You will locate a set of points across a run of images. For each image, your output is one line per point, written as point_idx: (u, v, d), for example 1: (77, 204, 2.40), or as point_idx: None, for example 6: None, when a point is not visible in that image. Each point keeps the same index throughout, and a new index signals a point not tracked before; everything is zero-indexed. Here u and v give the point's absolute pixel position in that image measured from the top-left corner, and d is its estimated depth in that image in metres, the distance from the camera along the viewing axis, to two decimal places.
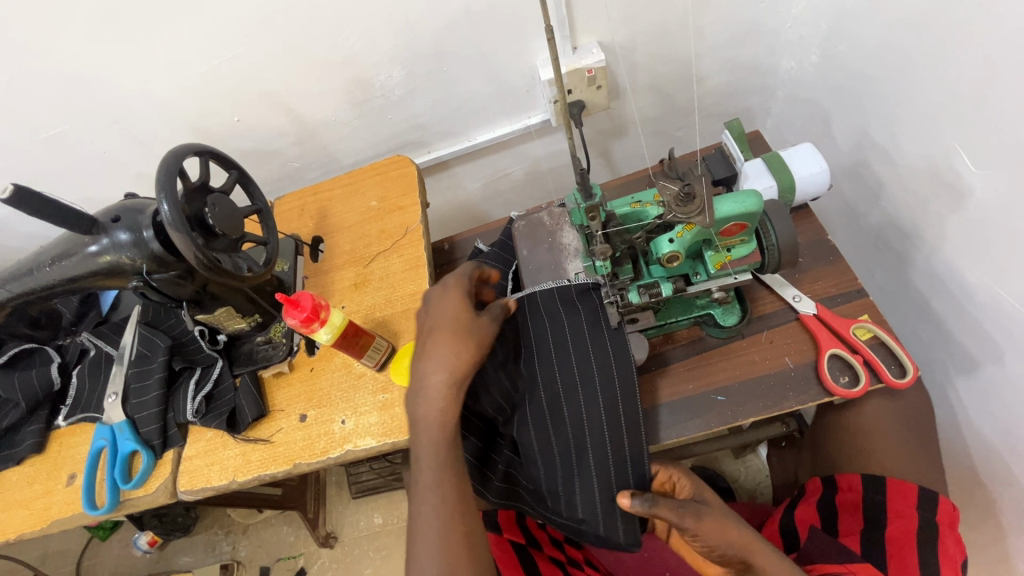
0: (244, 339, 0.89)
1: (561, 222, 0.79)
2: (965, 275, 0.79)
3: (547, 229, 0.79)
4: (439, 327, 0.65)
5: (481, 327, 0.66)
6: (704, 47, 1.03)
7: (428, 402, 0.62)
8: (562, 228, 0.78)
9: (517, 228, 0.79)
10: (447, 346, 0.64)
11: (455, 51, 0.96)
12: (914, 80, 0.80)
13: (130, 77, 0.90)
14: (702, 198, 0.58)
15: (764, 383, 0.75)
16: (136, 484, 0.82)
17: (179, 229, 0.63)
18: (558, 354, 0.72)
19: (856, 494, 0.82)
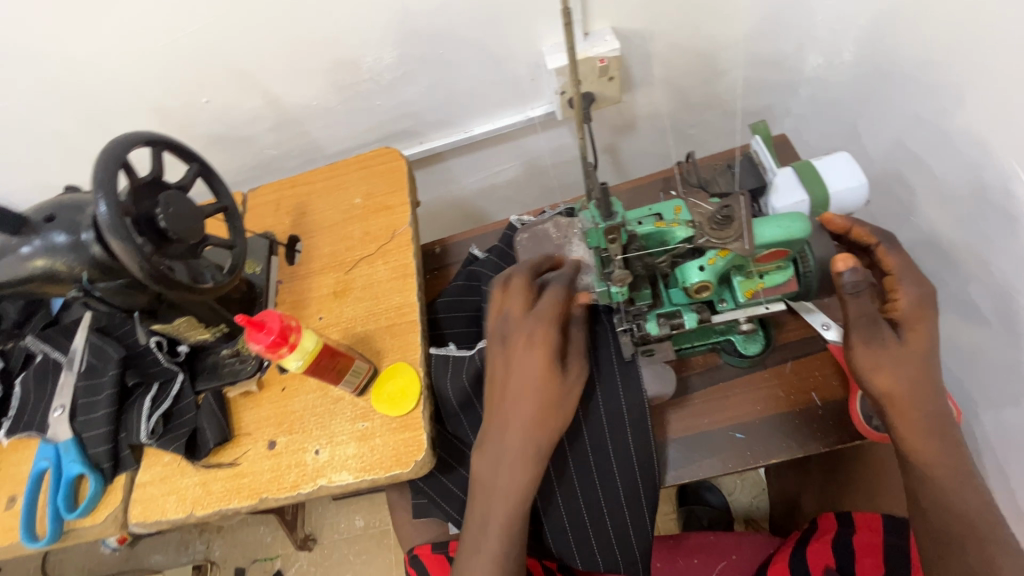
0: (208, 350, 0.79)
1: (569, 236, 0.72)
2: (1007, 306, 0.72)
3: (554, 243, 0.73)
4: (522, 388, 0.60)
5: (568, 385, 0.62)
6: (728, 37, 0.94)
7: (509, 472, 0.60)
8: (571, 243, 0.71)
9: (518, 240, 0.74)
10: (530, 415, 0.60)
11: (452, 32, 0.85)
12: (966, 85, 0.71)
13: (78, 47, 0.79)
14: (741, 221, 0.50)
15: (786, 422, 0.68)
16: (82, 513, 0.73)
17: (118, 235, 0.53)
18: None
19: (877, 535, 0.75)
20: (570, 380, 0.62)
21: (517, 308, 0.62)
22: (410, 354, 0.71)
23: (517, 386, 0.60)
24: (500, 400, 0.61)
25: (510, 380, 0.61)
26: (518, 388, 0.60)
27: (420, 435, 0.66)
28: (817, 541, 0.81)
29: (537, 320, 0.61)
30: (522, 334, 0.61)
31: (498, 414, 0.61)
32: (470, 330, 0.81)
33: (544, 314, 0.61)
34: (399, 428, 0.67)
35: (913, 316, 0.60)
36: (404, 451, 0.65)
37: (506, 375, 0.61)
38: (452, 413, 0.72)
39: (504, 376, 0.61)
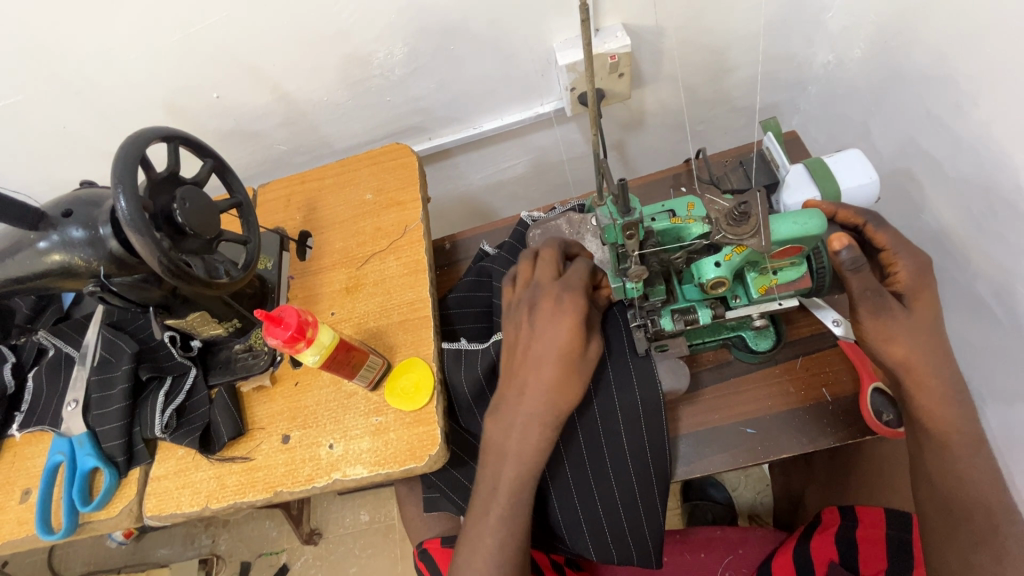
0: (221, 345, 0.81)
1: (581, 232, 0.75)
2: (1016, 303, 0.72)
3: (566, 238, 0.75)
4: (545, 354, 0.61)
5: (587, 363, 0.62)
6: (738, 34, 0.94)
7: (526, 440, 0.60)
8: (584, 237, 0.74)
9: (532, 234, 0.76)
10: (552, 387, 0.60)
11: (463, 28, 0.86)
12: (978, 83, 0.71)
13: (90, 42, 0.79)
14: (758, 217, 0.49)
15: (796, 417, 0.68)
16: (97, 507, 0.73)
17: (139, 231, 0.53)
18: None
19: (880, 529, 0.77)
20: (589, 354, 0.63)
21: (544, 278, 0.66)
22: (422, 349, 0.72)
23: (542, 351, 0.61)
24: (524, 367, 0.62)
25: (534, 346, 0.62)
26: (544, 353, 0.61)
27: (434, 430, 0.66)
28: (820, 534, 0.81)
29: (564, 288, 0.64)
30: (550, 297, 0.63)
31: (521, 379, 0.61)
32: (481, 325, 0.81)
33: (570, 283, 0.65)
34: (413, 422, 0.67)
35: (916, 286, 0.61)
36: (418, 445, 0.66)
37: (531, 340, 0.62)
38: (464, 407, 0.73)
39: (529, 343, 0.63)
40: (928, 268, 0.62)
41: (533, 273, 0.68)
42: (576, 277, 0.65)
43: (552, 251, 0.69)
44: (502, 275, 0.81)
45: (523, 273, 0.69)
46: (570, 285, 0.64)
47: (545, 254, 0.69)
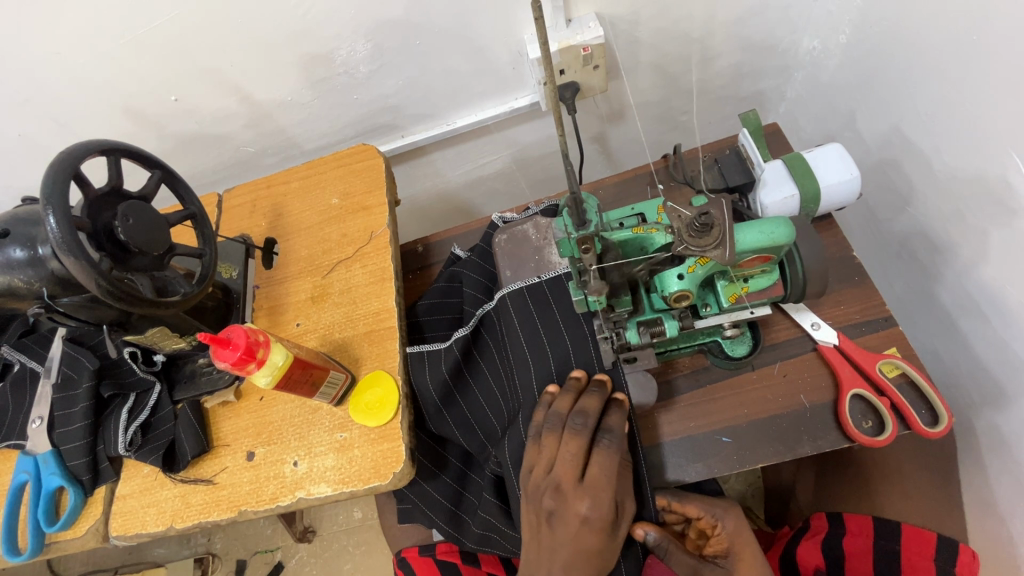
0: (186, 358, 0.77)
1: (547, 238, 0.72)
2: (1004, 301, 0.69)
3: (532, 245, 0.73)
4: (558, 503, 0.61)
5: (600, 471, 0.60)
6: (719, 21, 0.89)
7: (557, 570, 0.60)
8: (549, 246, 0.72)
9: (495, 241, 0.73)
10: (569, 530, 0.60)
11: (429, 23, 0.82)
12: (963, 72, 0.68)
13: (36, 47, 0.75)
14: (721, 227, 0.47)
15: (776, 424, 0.66)
16: (63, 527, 0.72)
17: (71, 253, 0.51)
18: (535, 356, 0.69)
19: (868, 538, 0.76)
20: (618, 535, 0.61)
21: (567, 480, 0.60)
22: (388, 362, 0.69)
23: (568, 555, 0.60)
24: (550, 557, 0.61)
25: (560, 549, 0.60)
26: (570, 556, 0.60)
27: (399, 446, 0.64)
28: (807, 540, 0.81)
29: (591, 500, 0.59)
30: (575, 515, 0.59)
31: (545, 564, 0.61)
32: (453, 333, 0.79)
33: (597, 493, 0.59)
34: (378, 439, 0.66)
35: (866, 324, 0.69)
36: (383, 463, 0.64)
37: (557, 543, 0.60)
38: (432, 411, 0.71)
39: (553, 543, 0.61)
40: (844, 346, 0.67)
41: (555, 458, 0.62)
42: (603, 481, 0.60)
43: (580, 436, 0.61)
44: (471, 282, 0.79)
45: (565, 406, 0.64)
46: (597, 500, 0.59)
47: (571, 437, 0.61)
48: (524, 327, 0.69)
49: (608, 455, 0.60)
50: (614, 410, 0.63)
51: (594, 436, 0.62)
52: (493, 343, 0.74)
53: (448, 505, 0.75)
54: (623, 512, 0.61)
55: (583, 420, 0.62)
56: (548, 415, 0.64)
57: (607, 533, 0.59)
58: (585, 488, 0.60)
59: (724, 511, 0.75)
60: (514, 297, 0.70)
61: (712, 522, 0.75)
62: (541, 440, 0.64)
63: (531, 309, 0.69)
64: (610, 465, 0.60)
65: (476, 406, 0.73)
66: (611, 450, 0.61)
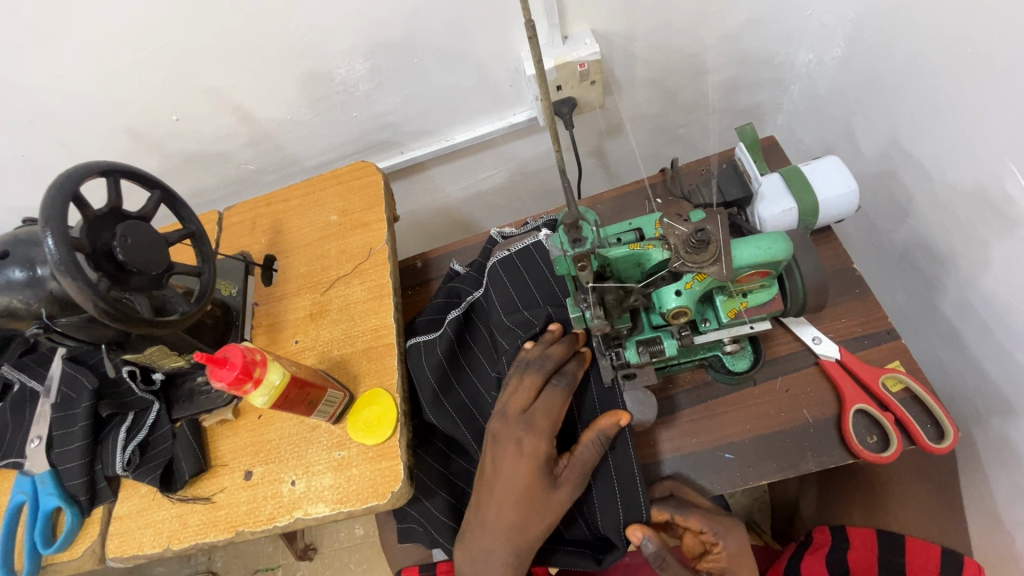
0: (186, 376, 0.77)
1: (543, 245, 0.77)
2: (1009, 313, 0.68)
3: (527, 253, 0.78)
4: (497, 436, 0.62)
5: (546, 406, 0.62)
6: (714, 36, 0.90)
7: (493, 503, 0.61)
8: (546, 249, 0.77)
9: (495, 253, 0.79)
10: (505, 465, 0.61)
11: (426, 41, 0.83)
12: (960, 83, 0.68)
13: (39, 70, 0.76)
14: (718, 243, 0.47)
15: (778, 441, 0.65)
16: (59, 549, 0.71)
17: (69, 273, 0.51)
18: (518, 322, 0.73)
19: (872, 553, 0.74)
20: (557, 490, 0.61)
21: (514, 407, 0.63)
22: (387, 379, 0.69)
23: (504, 488, 0.60)
24: (488, 497, 0.62)
25: (497, 482, 0.61)
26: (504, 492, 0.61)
27: (397, 465, 0.64)
28: (811, 555, 0.79)
29: (528, 428, 0.61)
30: (511, 440, 0.61)
31: (483, 511, 0.62)
32: None
33: (535, 424, 0.61)
34: (376, 456, 0.65)
35: (868, 337, 0.69)
36: (381, 482, 0.63)
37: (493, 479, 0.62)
38: (429, 398, 0.70)
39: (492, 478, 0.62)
40: (846, 361, 0.66)
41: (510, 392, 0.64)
42: (543, 412, 0.62)
43: (537, 373, 0.64)
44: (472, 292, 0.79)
45: (535, 351, 0.67)
46: (534, 428, 0.61)
47: (528, 374, 0.64)
48: (499, 293, 0.75)
49: (557, 393, 0.64)
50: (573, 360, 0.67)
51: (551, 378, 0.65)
52: (484, 328, 0.76)
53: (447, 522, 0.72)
54: (567, 471, 0.61)
55: (542, 362, 0.65)
56: (518, 361, 0.67)
57: (542, 469, 0.60)
58: (528, 418, 0.62)
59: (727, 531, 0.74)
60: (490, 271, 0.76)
61: (714, 540, 0.74)
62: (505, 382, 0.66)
63: (504, 278, 0.75)
64: (556, 400, 0.63)
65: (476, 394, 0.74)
66: (560, 388, 0.64)
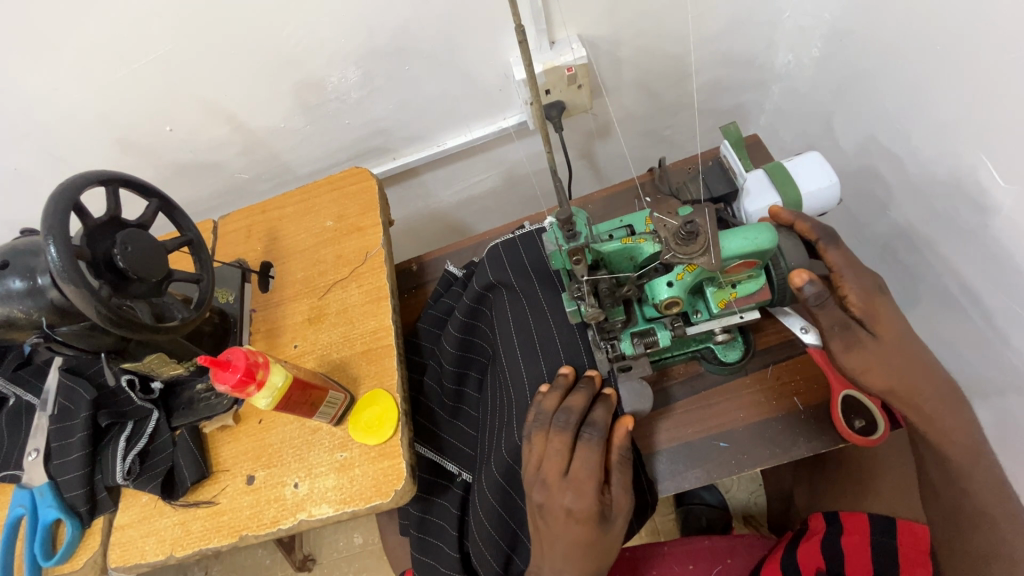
0: (184, 385, 0.77)
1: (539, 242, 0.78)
2: (986, 297, 0.71)
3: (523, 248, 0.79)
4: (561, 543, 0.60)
5: (583, 459, 0.61)
6: (697, 39, 0.93)
7: (558, 521, 0.60)
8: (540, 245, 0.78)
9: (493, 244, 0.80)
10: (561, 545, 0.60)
11: (418, 48, 0.84)
12: (931, 79, 0.71)
13: (32, 82, 0.77)
14: (706, 235, 0.50)
15: (771, 427, 0.67)
16: (60, 560, 0.71)
17: (72, 281, 0.52)
18: (516, 311, 0.75)
19: (863, 536, 0.76)
20: (613, 528, 0.61)
21: (552, 475, 0.62)
22: (386, 380, 0.70)
23: (564, 547, 0.60)
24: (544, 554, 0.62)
25: (549, 540, 0.61)
26: (567, 552, 0.60)
27: (399, 463, 0.65)
28: (806, 542, 0.81)
29: (573, 492, 0.60)
30: (558, 507, 0.60)
31: (549, 561, 0.61)
32: (463, 350, 0.79)
33: (580, 486, 0.60)
34: (379, 456, 0.66)
35: None
36: (384, 480, 0.64)
37: (552, 542, 0.61)
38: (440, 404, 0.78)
39: (550, 539, 0.61)
40: None
41: (542, 454, 0.64)
42: (586, 473, 0.60)
43: (563, 433, 0.63)
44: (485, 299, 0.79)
45: (553, 404, 0.65)
46: (579, 493, 0.60)
47: (555, 434, 0.63)
48: (495, 269, 0.78)
49: (593, 448, 0.61)
50: (599, 406, 0.64)
51: (579, 431, 0.63)
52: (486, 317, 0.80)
53: (455, 553, 0.73)
54: (617, 505, 0.61)
55: (566, 417, 0.63)
56: (536, 413, 0.66)
57: (597, 524, 0.60)
58: (569, 481, 0.61)
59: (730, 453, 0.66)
60: (493, 254, 0.80)
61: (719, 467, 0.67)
62: (530, 440, 0.65)
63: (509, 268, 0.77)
64: (592, 457, 0.61)
65: (477, 422, 0.79)
66: (594, 444, 0.62)
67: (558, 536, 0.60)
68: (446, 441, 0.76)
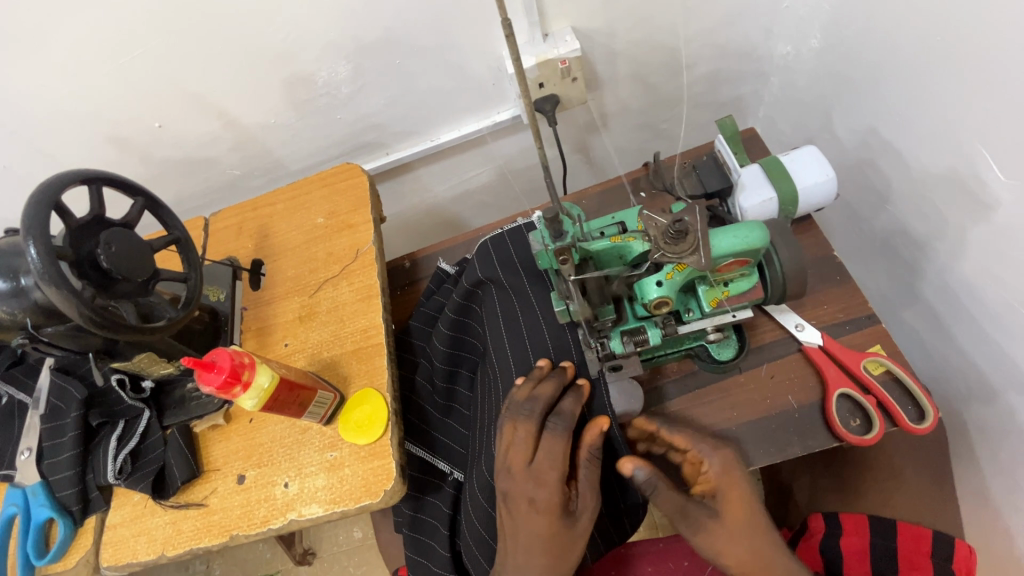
0: (176, 384, 0.76)
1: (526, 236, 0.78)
2: (985, 294, 0.69)
3: (511, 244, 0.78)
4: (524, 535, 0.60)
5: (549, 450, 0.62)
6: (694, 30, 0.91)
7: (523, 514, 0.61)
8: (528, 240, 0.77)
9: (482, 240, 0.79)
10: (525, 536, 0.60)
11: (409, 41, 0.83)
12: (932, 71, 0.69)
13: (18, 79, 0.76)
14: (695, 234, 0.48)
15: (766, 426, 0.66)
16: (53, 559, 0.71)
17: (53, 283, 0.51)
18: (505, 307, 0.74)
19: (863, 537, 0.77)
20: (579, 522, 0.61)
21: (516, 464, 0.62)
22: (377, 379, 0.69)
23: (526, 539, 0.60)
24: (510, 549, 0.62)
25: (518, 534, 0.61)
26: (529, 543, 0.60)
27: (389, 463, 0.64)
28: (804, 543, 0.81)
29: (535, 481, 0.61)
30: (522, 496, 0.61)
31: (511, 557, 0.61)
32: (454, 349, 0.78)
33: (542, 477, 0.61)
34: (368, 456, 0.65)
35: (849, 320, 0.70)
36: (373, 480, 0.64)
37: (514, 532, 0.61)
38: (434, 404, 0.77)
39: (513, 531, 0.62)
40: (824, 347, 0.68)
41: (509, 445, 0.64)
42: (548, 464, 0.61)
43: (529, 422, 0.64)
44: (474, 296, 0.78)
45: (523, 394, 0.66)
46: (541, 481, 0.61)
47: (521, 424, 0.64)
48: (484, 265, 0.77)
49: (557, 438, 0.62)
50: (569, 396, 0.65)
51: (545, 421, 0.64)
52: (477, 314, 0.79)
53: (447, 554, 0.73)
54: (583, 501, 0.62)
55: (532, 406, 0.64)
56: (507, 403, 0.67)
57: (559, 516, 0.60)
58: (532, 471, 0.62)
59: (712, 449, 0.63)
60: (482, 251, 0.78)
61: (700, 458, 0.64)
62: (501, 430, 0.66)
63: (497, 264, 0.76)
64: (556, 447, 0.61)
65: (470, 421, 0.78)
66: (558, 434, 0.62)
67: (520, 528, 0.61)
68: (439, 442, 0.76)
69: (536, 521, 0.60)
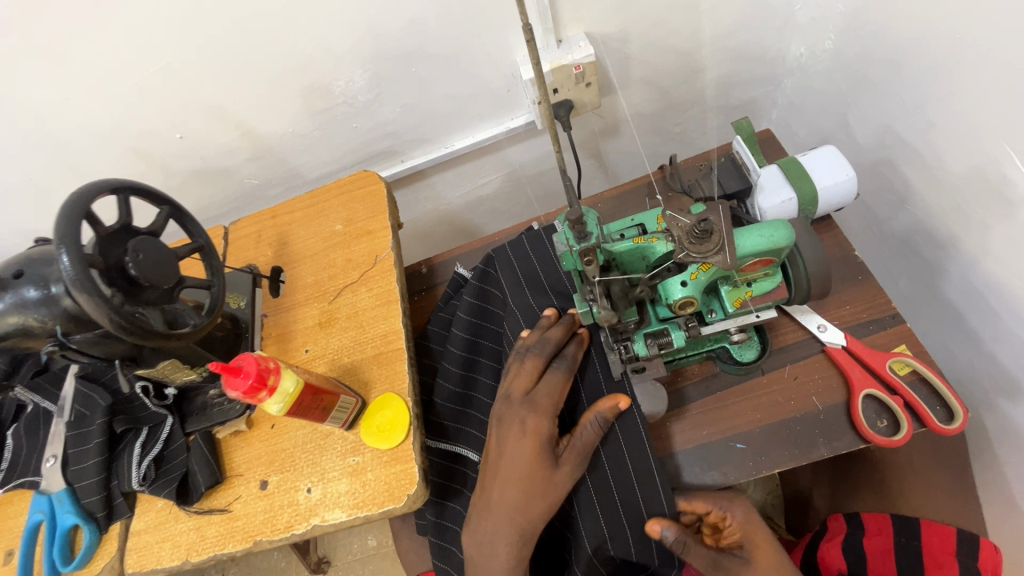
0: (198, 391, 0.77)
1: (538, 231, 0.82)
2: (1011, 293, 0.68)
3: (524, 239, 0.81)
4: (507, 463, 0.63)
5: (548, 382, 0.66)
6: (707, 34, 0.91)
7: (510, 441, 0.64)
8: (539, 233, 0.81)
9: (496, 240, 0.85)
10: (508, 461, 0.64)
11: (424, 49, 0.84)
12: (952, 69, 0.69)
13: (45, 93, 0.78)
14: (721, 233, 0.49)
15: (792, 428, 0.66)
16: (78, 566, 0.71)
17: (85, 290, 0.52)
18: (517, 295, 0.79)
19: (886, 537, 0.77)
20: (561, 465, 0.63)
21: (516, 390, 0.66)
22: (397, 384, 0.70)
23: (506, 467, 0.63)
24: (491, 480, 0.64)
25: (500, 463, 0.64)
26: (507, 472, 0.63)
27: (412, 467, 0.64)
28: (827, 543, 0.83)
29: (529, 407, 0.65)
30: (515, 420, 0.65)
31: (488, 492, 0.64)
32: (473, 340, 0.80)
33: (538, 403, 0.65)
34: (390, 460, 0.66)
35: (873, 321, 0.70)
36: (396, 485, 0.64)
37: (497, 459, 0.65)
38: (451, 398, 0.76)
39: (496, 459, 0.65)
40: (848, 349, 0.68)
41: (513, 375, 0.68)
42: (546, 394, 0.65)
43: (538, 355, 0.68)
44: (490, 289, 0.82)
45: (530, 338, 0.71)
46: (534, 406, 0.65)
47: (529, 357, 0.68)
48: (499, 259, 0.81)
49: (559, 374, 0.67)
50: (573, 342, 0.70)
51: (552, 361, 0.69)
52: (494, 307, 0.82)
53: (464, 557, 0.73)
54: (568, 453, 0.64)
55: (542, 345, 0.68)
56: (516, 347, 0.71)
57: (545, 446, 0.63)
58: (529, 399, 0.66)
59: (732, 502, 0.64)
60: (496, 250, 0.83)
61: (722, 515, 0.64)
62: (507, 367, 0.70)
63: (510, 256, 0.80)
64: (556, 381, 0.66)
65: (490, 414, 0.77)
66: (562, 371, 0.67)
67: (505, 456, 0.64)
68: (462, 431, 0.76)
69: (521, 449, 0.63)
